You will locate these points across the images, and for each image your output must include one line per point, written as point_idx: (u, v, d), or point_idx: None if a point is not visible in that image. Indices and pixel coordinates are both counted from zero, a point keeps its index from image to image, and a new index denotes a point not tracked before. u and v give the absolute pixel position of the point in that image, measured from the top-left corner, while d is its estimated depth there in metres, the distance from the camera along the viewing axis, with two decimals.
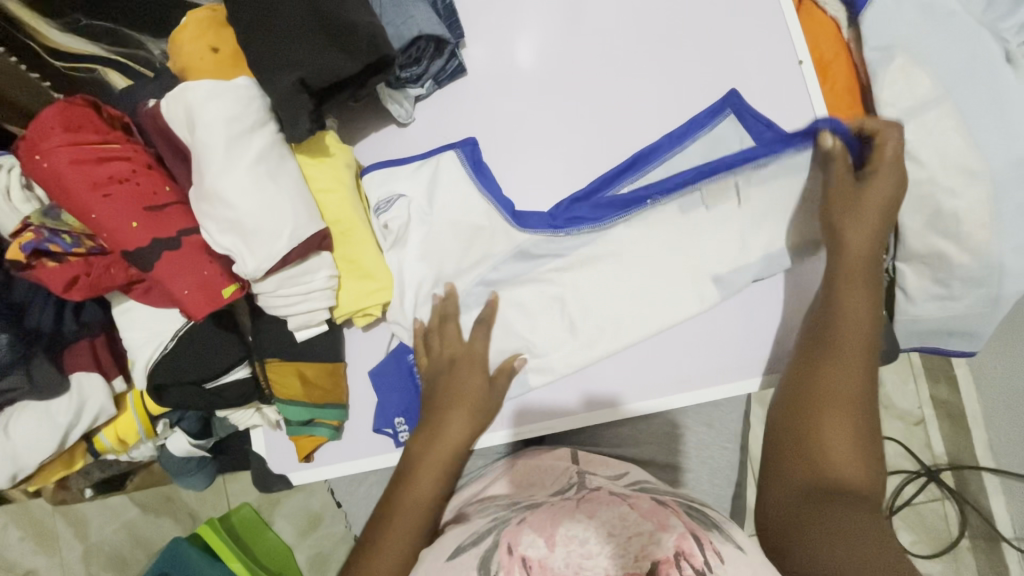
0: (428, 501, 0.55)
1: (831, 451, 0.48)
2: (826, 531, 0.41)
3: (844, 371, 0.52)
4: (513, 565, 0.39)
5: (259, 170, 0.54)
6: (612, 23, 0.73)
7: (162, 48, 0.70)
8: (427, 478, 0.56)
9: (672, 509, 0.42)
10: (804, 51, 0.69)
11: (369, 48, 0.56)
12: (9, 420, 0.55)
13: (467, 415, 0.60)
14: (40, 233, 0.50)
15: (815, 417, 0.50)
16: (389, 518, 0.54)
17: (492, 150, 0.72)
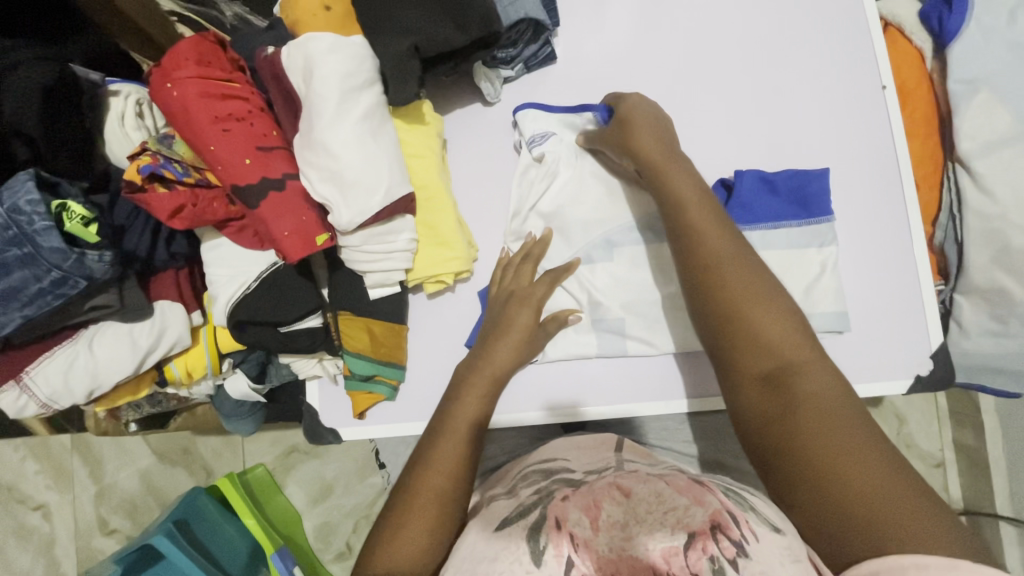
0: (470, 418, 0.57)
1: (758, 326, 0.50)
2: (800, 383, 0.47)
3: (720, 238, 0.54)
4: (561, 540, 0.41)
5: (365, 127, 0.56)
6: (703, 28, 0.74)
7: (233, 11, 0.70)
8: (470, 399, 0.58)
9: (706, 488, 0.44)
10: (888, 77, 0.70)
11: (481, 23, 0.57)
12: (93, 336, 0.57)
13: (512, 347, 0.62)
14: (157, 158, 0.51)
15: (747, 319, 0.51)
16: (438, 438, 0.55)
17: None
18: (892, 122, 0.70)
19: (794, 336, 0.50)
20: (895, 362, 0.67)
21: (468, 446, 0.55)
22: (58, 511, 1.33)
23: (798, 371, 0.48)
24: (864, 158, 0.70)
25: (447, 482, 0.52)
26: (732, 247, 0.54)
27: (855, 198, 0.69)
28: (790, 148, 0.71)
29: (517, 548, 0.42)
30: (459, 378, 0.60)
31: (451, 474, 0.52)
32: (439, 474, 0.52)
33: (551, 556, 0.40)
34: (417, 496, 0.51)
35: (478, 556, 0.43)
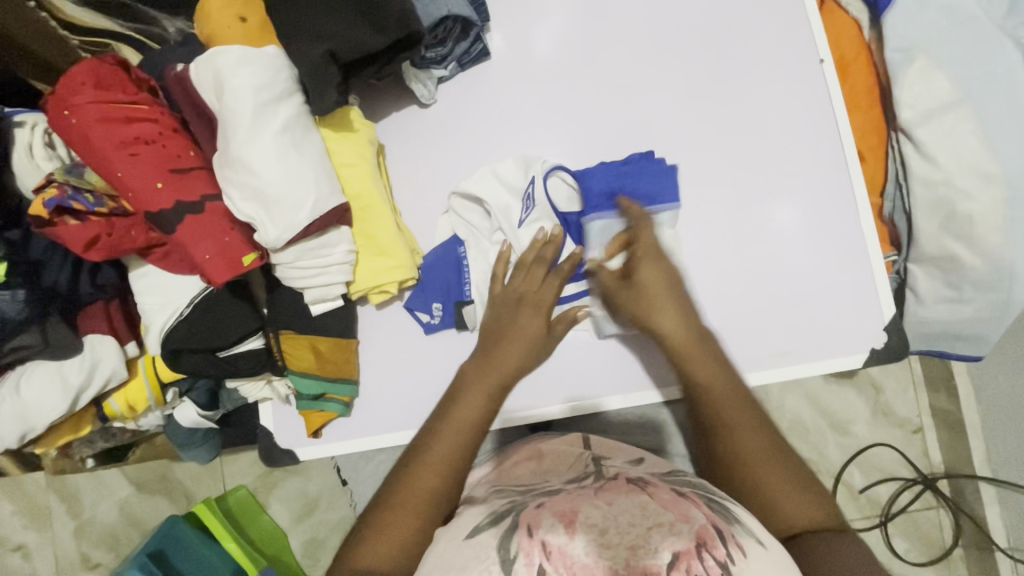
0: (472, 420, 0.54)
1: (756, 469, 0.49)
2: (765, 474, 0.49)
3: (713, 370, 0.55)
4: (533, 548, 0.40)
5: (285, 139, 0.54)
6: (638, 14, 0.73)
7: (176, 27, 0.68)
8: (472, 398, 0.56)
9: (691, 500, 0.44)
10: (825, 50, 0.69)
11: (399, 23, 0.55)
12: (20, 379, 0.55)
13: (518, 347, 0.59)
14: (64, 189, 0.50)
15: (743, 460, 0.50)
16: (429, 446, 0.52)
17: (497, 138, 0.71)
18: (831, 96, 0.69)
19: (767, 437, 0.51)
20: (850, 337, 0.66)
21: (465, 449, 0.53)
22: (37, 550, 1.30)
23: (776, 470, 0.49)
24: (806, 134, 0.69)
25: (437, 479, 0.50)
26: (735, 390, 0.54)
27: (799, 175, 0.69)
28: (731, 130, 0.70)
29: (487, 559, 0.41)
30: (461, 382, 0.57)
31: (445, 472, 0.51)
32: (430, 478, 0.50)
33: (522, 564, 0.39)
34: (405, 498, 0.49)
35: (448, 563, 0.42)
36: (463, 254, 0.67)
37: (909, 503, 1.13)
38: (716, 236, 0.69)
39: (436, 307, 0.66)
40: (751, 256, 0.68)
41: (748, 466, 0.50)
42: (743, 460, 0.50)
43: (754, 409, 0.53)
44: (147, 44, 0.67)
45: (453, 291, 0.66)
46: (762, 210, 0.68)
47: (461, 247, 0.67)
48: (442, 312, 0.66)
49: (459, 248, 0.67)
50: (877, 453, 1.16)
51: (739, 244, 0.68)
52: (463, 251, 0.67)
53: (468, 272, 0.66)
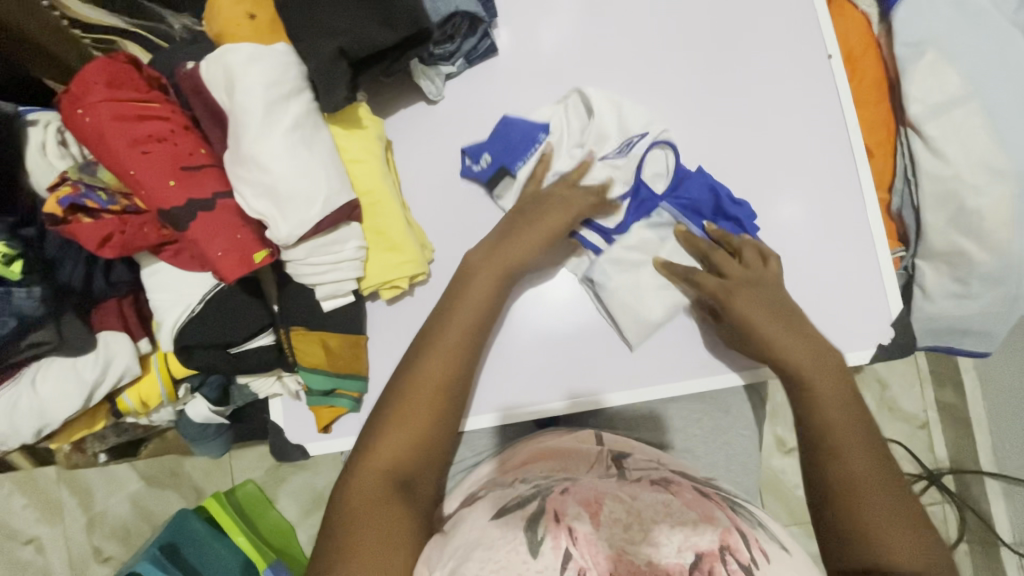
0: (484, 298, 0.60)
1: (869, 502, 0.49)
2: (872, 497, 0.49)
3: (834, 390, 0.56)
4: (560, 533, 0.40)
5: (296, 137, 0.54)
6: (646, 9, 0.72)
7: (181, 23, 0.69)
8: (479, 281, 0.60)
9: (715, 503, 0.44)
10: (834, 45, 0.69)
11: (409, 23, 0.56)
12: (36, 374, 0.55)
13: (534, 239, 0.63)
14: (77, 187, 0.51)
15: (853, 490, 0.50)
16: (440, 326, 0.58)
17: None
18: (840, 91, 0.69)
19: (877, 458, 0.51)
20: (858, 333, 0.66)
21: (472, 328, 0.58)
22: (50, 543, 1.32)
23: (891, 496, 0.49)
24: (814, 130, 0.69)
25: (443, 361, 0.56)
26: (856, 418, 0.54)
27: (808, 170, 0.68)
28: (740, 126, 0.70)
29: (514, 538, 0.41)
30: (470, 263, 0.62)
31: (454, 354, 0.57)
32: (439, 362, 0.56)
33: (549, 547, 0.39)
34: (413, 387, 0.55)
35: (472, 542, 0.43)
36: (539, 139, 0.68)
37: None
38: None
39: (484, 156, 0.68)
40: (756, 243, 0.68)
41: (850, 481, 0.50)
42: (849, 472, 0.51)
43: (868, 443, 0.52)
44: (153, 40, 0.68)
45: (507, 159, 0.68)
46: (769, 205, 0.68)
47: (541, 134, 0.68)
48: (486, 164, 0.68)
49: (540, 137, 0.68)
50: None
51: None
52: (541, 137, 0.68)
53: (530, 155, 0.68)
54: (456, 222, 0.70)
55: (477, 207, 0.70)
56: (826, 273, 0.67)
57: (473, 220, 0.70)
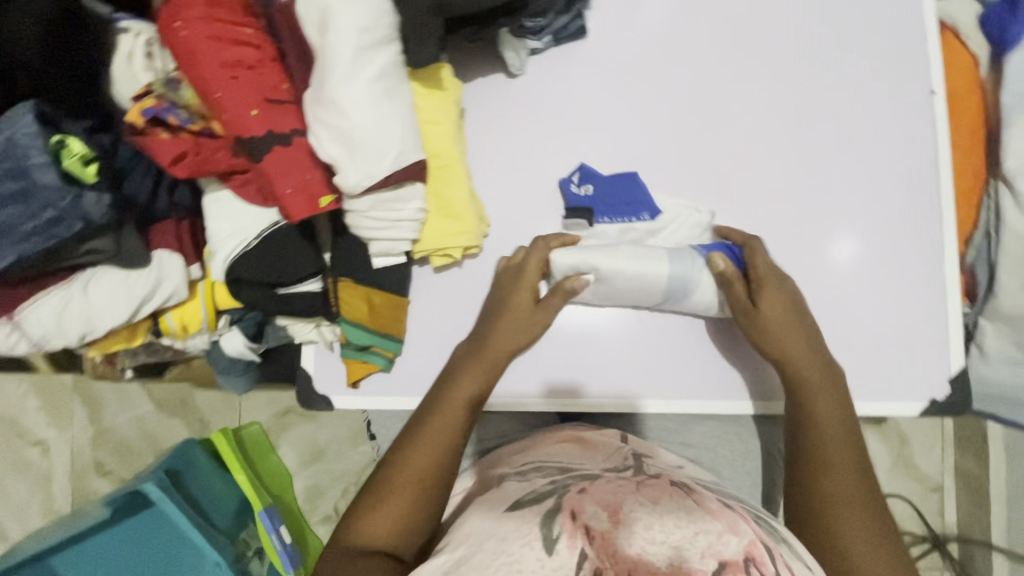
0: (461, 407, 0.58)
1: (840, 515, 0.53)
2: (841, 511, 0.53)
3: (829, 414, 0.58)
4: (577, 531, 0.39)
5: (378, 86, 0.53)
6: (750, 13, 0.69)
7: None
8: (464, 385, 0.59)
9: (738, 513, 0.43)
10: (938, 81, 0.66)
11: None
12: (88, 279, 0.55)
13: (517, 317, 0.62)
14: (162, 102, 0.50)
15: (822, 491, 0.55)
16: (442, 401, 0.58)
17: (582, 121, 0.70)
18: (936, 133, 0.66)
19: (862, 488, 0.55)
20: (909, 383, 0.64)
21: (458, 428, 0.57)
22: (56, 447, 1.35)
23: (856, 511, 0.53)
24: (902, 168, 0.66)
25: (428, 464, 0.54)
26: (842, 427, 0.57)
27: (887, 207, 0.66)
28: (824, 150, 0.67)
29: (529, 532, 0.41)
30: (457, 360, 0.61)
31: (440, 455, 0.55)
32: (422, 458, 0.54)
33: (564, 546, 0.39)
34: (400, 475, 0.53)
35: (488, 531, 0.42)
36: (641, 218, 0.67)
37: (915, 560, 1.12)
38: (790, 257, 0.66)
39: (588, 187, 0.67)
40: (819, 276, 0.66)
41: (830, 510, 0.54)
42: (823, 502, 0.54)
43: (852, 453, 0.56)
44: None
45: (599, 208, 0.67)
46: (840, 235, 0.66)
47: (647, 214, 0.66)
48: (585, 196, 0.67)
49: (641, 216, 0.67)
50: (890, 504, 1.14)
51: (814, 270, 0.66)
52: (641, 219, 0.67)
53: (621, 220, 0.67)
54: (517, 201, 0.69)
55: (540, 189, 0.69)
56: (887, 316, 0.65)
57: (534, 200, 0.69)
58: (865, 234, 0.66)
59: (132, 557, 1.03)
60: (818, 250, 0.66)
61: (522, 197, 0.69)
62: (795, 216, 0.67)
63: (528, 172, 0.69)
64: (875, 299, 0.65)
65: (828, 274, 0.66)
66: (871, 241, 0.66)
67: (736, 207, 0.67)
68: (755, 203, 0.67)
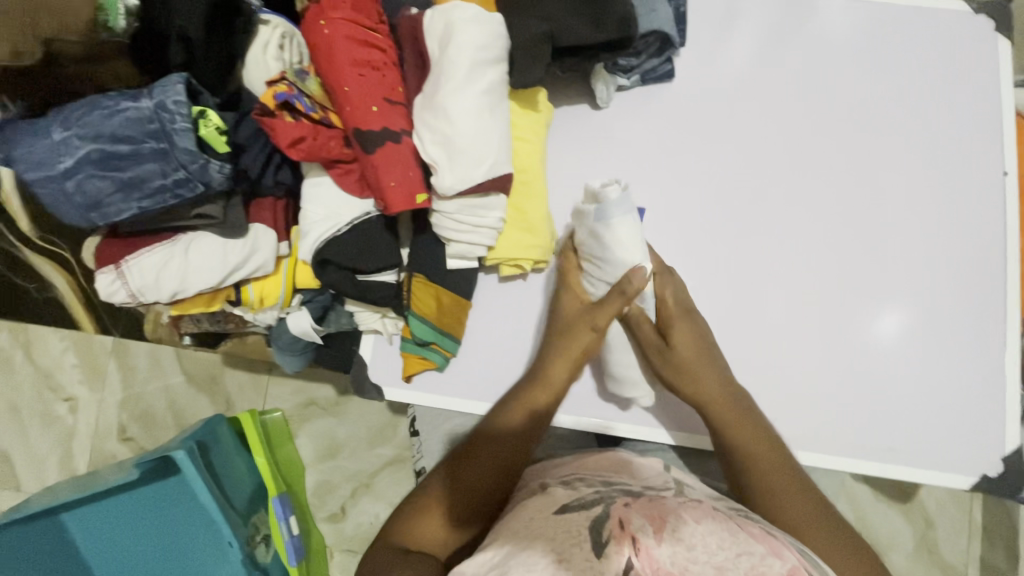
0: (494, 449, 0.58)
1: (816, 540, 0.54)
2: (819, 536, 0.55)
3: (753, 443, 0.60)
4: (624, 539, 0.41)
5: (485, 100, 0.57)
6: (832, 77, 0.72)
7: None
8: (509, 419, 0.60)
9: (781, 541, 0.43)
10: (1012, 163, 0.68)
11: (618, 25, 0.59)
12: (190, 242, 0.59)
13: (568, 347, 0.63)
14: (291, 89, 0.55)
15: (789, 514, 0.56)
16: (487, 432, 0.59)
17: (658, 157, 0.73)
18: (1003, 215, 0.68)
19: (818, 504, 0.57)
20: (958, 455, 0.64)
21: (494, 464, 0.57)
22: (84, 406, 1.38)
23: (827, 534, 0.55)
24: (967, 244, 0.68)
25: (447, 504, 0.55)
26: (772, 447, 0.60)
27: (950, 278, 0.67)
28: (893, 215, 0.69)
29: (579, 535, 0.42)
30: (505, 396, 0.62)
31: (461, 497, 0.55)
32: (445, 497, 0.55)
33: (612, 551, 0.40)
34: (422, 512, 0.55)
35: (535, 531, 0.44)
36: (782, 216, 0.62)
37: None
38: (850, 314, 0.67)
39: None
40: (877, 336, 0.67)
41: (803, 534, 0.55)
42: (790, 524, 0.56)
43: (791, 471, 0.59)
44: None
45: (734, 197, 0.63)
46: (902, 299, 0.67)
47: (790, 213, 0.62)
48: None
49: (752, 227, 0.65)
50: None
51: (873, 329, 0.67)
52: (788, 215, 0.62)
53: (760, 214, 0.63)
54: None
55: None
56: (942, 384, 0.65)
57: None
58: (927, 302, 0.67)
59: (162, 524, 1.06)
60: (879, 311, 0.67)
61: None
62: (859, 275, 0.68)
63: None
64: (932, 366, 0.66)
65: (886, 335, 0.66)
66: (931, 308, 0.67)
67: (801, 258, 0.69)
68: (819, 257, 0.69)
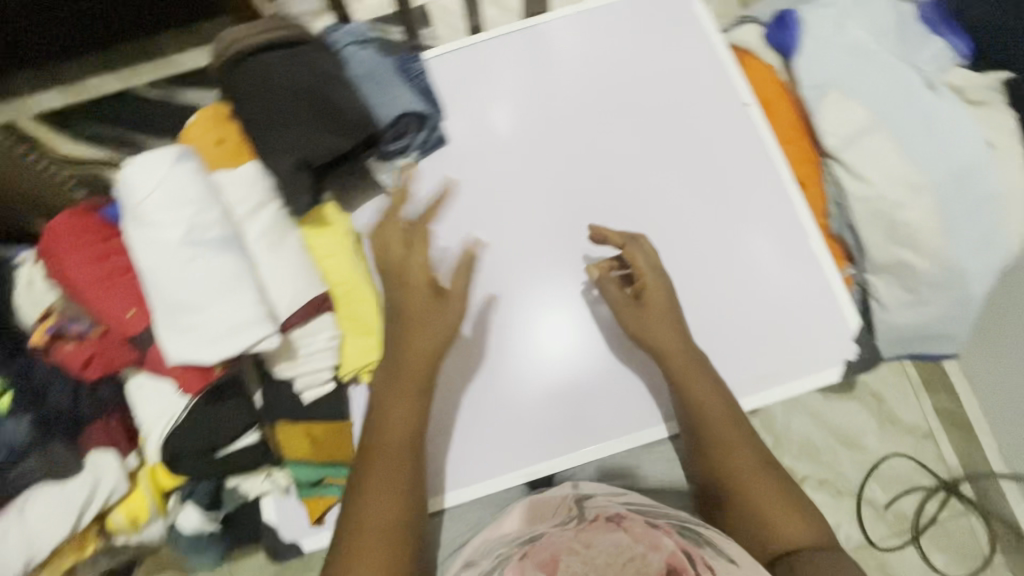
0: (380, 522, 0.54)
1: (762, 499, 0.60)
2: (759, 490, 0.61)
3: (708, 400, 0.65)
4: None
5: (262, 242, 0.61)
6: (579, 85, 0.80)
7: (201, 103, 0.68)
8: (374, 478, 0.56)
9: (663, 529, 0.45)
10: (748, 96, 0.77)
11: (359, 127, 0.66)
12: (25, 502, 0.56)
13: (410, 396, 0.59)
14: (62, 319, 0.60)
15: (733, 470, 0.62)
16: (368, 498, 0.55)
17: (467, 212, 0.75)
18: (761, 136, 0.76)
19: (760, 464, 0.63)
20: (823, 351, 0.69)
21: (407, 506, 0.56)
22: None
23: (771, 486, 0.62)
24: (747, 173, 0.75)
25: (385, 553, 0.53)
26: (731, 415, 0.65)
27: (749, 208, 0.74)
28: (678, 176, 0.76)
29: None
30: (360, 467, 0.58)
31: (400, 533, 0.54)
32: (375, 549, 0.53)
33: None
34: (355, 566, 0.52)
35: None
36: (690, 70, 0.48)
37: (936, 513, 1.24)
38: (681, 277, 0.73)
39: None
40: (714, 284, 0.72)
41: (748, 485, 0.61)
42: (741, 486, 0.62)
43: (746, 442, 0.64)
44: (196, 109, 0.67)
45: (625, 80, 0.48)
46: (716, 244, 0.73)
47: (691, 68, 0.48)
48: None
49: None
50: (895, 465, 1.28)
51: (708, 280, 0.72)
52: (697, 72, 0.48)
53: None
54: None
55: (448, 283, 0.74)
56: (784, 299, 0.71)
57: (446, 295, 0.74)
58: (740, 236, 0.73)
59: None
60: (706, 261, 0.73)
61: (432, 295, 0.74)
62: (673, 240, 0.74)
63: (431, 270, 0.75)
64: (769, 287, 0.71)
65: (720, 279, 0.72)
66: (744, 240, 0.73)
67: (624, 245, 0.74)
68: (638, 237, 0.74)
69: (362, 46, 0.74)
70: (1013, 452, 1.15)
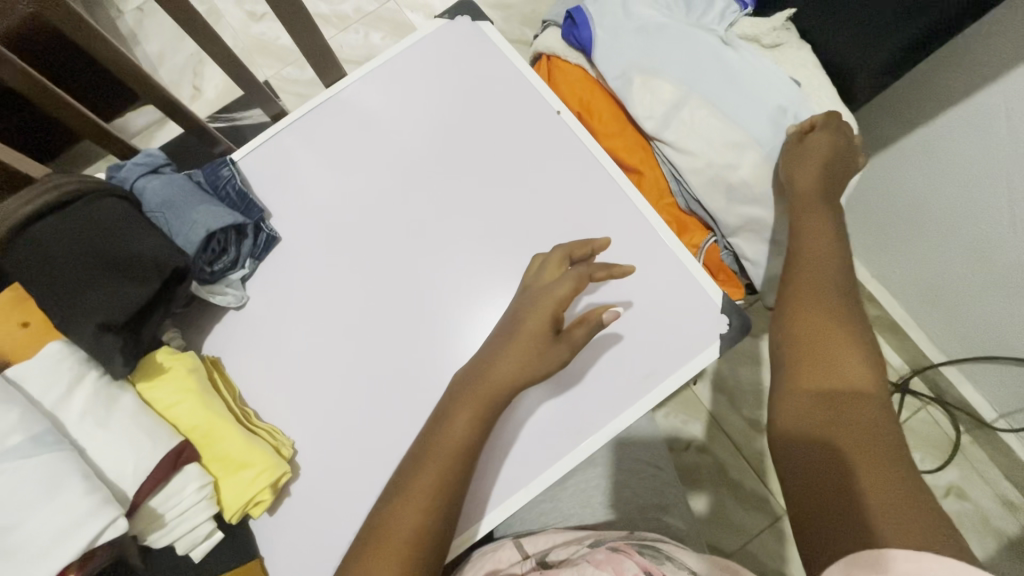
0: (418, 521, 0.56)
1: (840, 368, 0.55)
2: (837, 360, 0.56)
3: (826, 255, 0.64)
4: None
5: (88, 422, 0.57)
6: (394, 142, 0.79)
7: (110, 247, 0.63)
8: (426, 473, 0.59)
9: (626, 553, 0.56)
10: (556, 102, 0.78)
11: (158, 268, 0.62)
12: None
13: (518, 362, 0.62)
14: None
15: (816, 335, 0.58)
16: (414, 483, 0.59)
17: (317, 304, 0.74)
18: (581, 141, 0.76)
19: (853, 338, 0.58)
20: (699, 333, 0.68)
21: (439, 496, 0.58)
22: None
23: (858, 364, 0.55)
24: (577, 181, 0.75)
25: (412, 535, 0.56)
26: (838, 283, 0.62)
27: (590, 213, 0.74)
28: (514, 203, 0.75)
29: None
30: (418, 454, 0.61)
31: (429, 511, 0.57)
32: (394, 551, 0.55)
33: None
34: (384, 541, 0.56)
35: None
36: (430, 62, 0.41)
37: (897, 417, 1.26)
38: None
39: None
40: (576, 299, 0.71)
41: (822, 353, 0.57)
42: (809, 347, 0.58)
43: (841, 311, 0.60)
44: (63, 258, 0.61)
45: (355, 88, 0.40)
46: None
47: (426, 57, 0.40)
48: None
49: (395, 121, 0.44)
50: None
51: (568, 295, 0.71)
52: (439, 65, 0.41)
53: None
54: (305, 405, 0.70)
55: (318, 382, 0.71)
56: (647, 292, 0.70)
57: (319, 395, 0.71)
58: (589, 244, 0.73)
59: None
60: None
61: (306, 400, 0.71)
62: (525, 267, 0.72)
63: (299, 374, 0.72)
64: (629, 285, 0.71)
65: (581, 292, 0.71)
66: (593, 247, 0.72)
67: (480, 287, 0.73)
68: (491, 276, 0.73)
69: (155, 174, 0.72)
70: (944, 339, 1.17)
